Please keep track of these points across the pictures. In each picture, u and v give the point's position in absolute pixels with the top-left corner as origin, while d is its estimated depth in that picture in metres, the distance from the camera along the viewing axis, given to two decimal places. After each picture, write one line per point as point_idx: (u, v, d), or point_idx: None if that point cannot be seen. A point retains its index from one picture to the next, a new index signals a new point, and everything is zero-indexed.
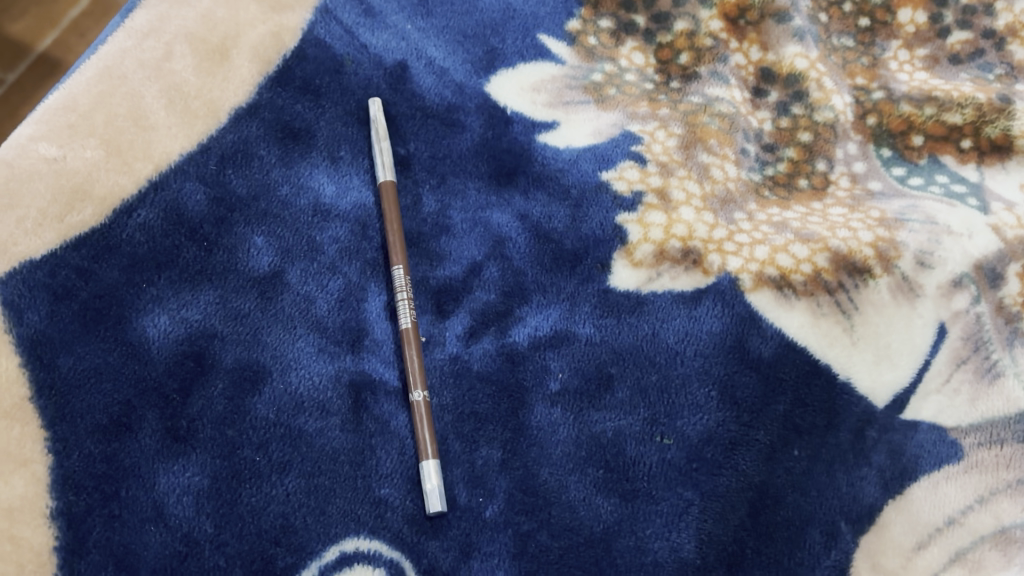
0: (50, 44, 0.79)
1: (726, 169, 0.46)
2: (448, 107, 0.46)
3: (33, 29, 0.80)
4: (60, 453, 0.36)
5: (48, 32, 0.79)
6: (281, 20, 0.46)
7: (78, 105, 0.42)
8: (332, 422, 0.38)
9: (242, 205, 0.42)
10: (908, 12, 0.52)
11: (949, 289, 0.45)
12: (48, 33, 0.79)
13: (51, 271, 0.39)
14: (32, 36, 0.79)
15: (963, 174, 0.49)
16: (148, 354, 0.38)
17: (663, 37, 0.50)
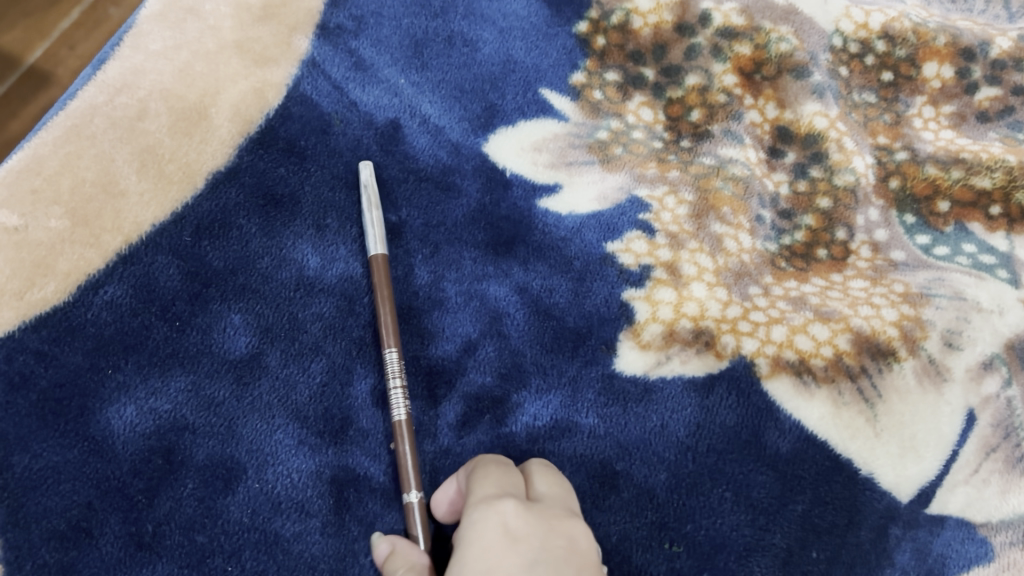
0: (40, 56, 0.61)
1: (740, 240, 0.43)
2: (444, 170, 0.43)
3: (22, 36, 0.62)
4: (12, 565, 0.32)
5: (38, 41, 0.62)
6: (265, 75, 0.43)
7: (43, 168, 0.39)
8: (312, 525, 0.35)
9: (218, 280, 0.38)
10: (934, 66, 0.49)
11: (978, 372, 0.42)
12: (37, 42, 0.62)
13: (6, 356, 0.35)
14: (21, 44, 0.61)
15: (992, 243, 0.46)
16: (112, 449, 0.35)
17: (673, 93, 0.47)
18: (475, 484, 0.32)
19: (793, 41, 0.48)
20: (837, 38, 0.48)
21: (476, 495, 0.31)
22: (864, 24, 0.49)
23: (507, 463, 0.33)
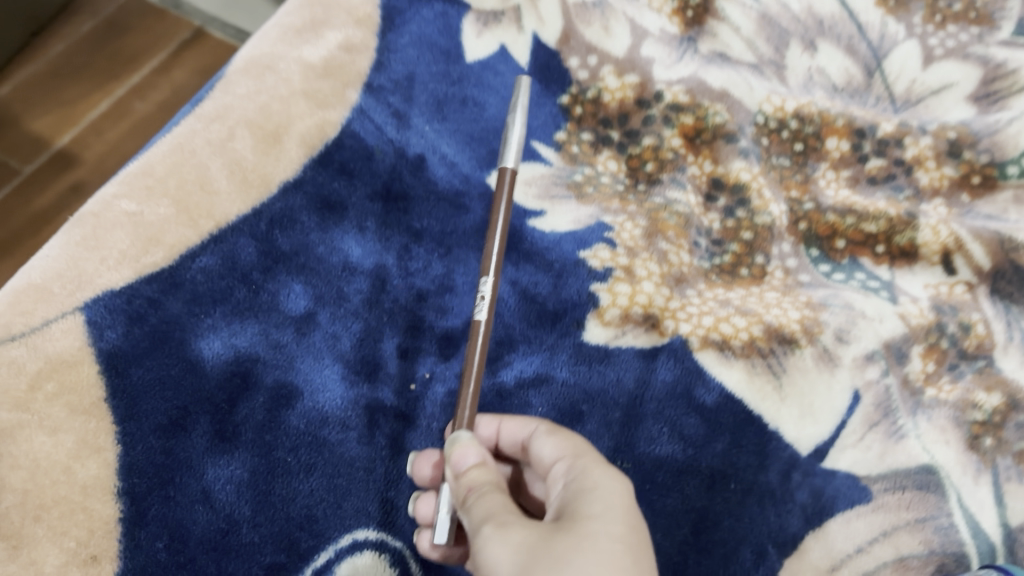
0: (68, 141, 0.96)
1: (681, 255, 0.57)
2: (456, 193, 0.56)
3: (52, 125, 0.97)
4: (128, 444, 0.43)
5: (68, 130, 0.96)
6: (325, 115, 0.56)
7: (154, 171, 0.52)
8: (351, 436, 0.46)
9: (284, 258, 0.51)
10: (834, 140, 0.62)
11: (863, 361, 0.54)
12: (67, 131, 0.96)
13: (127, 298, 0.47)
14: (52, 133, 0.96)
15: (877, 273, 0.58)
16: (204, 370, 0.46)
17: (633, 150, 0.61)
18: (575, 446, 0.40)
19: (726, 115, 0.62)
20: (760, 115, 0.63)
21: (597, 460, 0.39)
22: (781, 107, 0.63)
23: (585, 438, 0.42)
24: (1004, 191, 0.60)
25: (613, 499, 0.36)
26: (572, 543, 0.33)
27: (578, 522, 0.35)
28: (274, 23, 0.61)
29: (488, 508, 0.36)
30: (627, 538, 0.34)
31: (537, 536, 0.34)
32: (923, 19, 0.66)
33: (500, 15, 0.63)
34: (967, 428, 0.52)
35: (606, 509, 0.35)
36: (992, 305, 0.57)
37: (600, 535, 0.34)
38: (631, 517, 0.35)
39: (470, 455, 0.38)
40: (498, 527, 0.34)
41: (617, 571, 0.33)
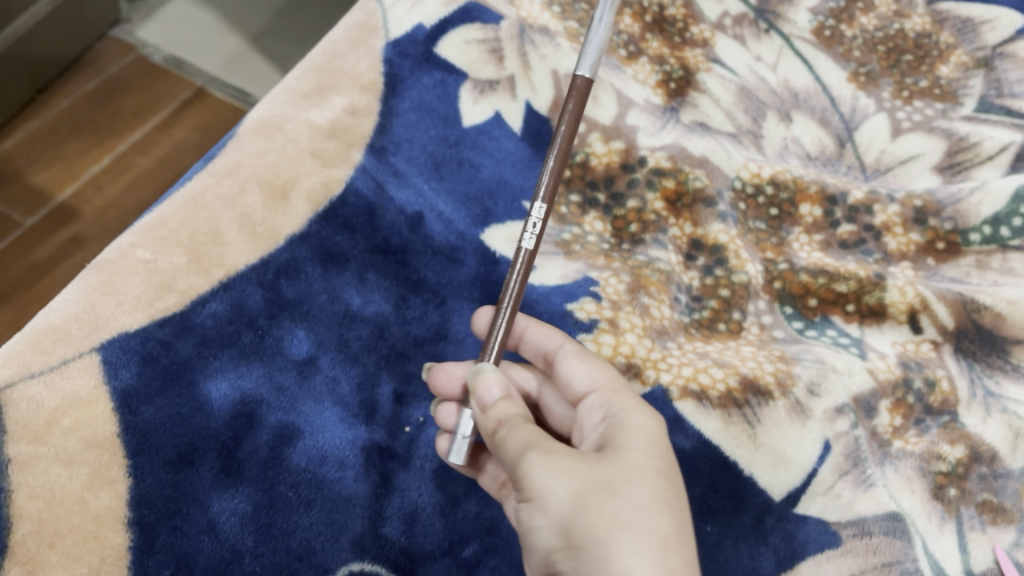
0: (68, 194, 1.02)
1: (662, 310, 0.60)
2: (452, 247, 0.60)
3: (53, 179, 1.03)
4: (138, 477, 0.46)
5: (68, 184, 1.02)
6: (331, 173, 0.60)
7: (168, 222, 0.55)
8: (348, 474, 0.49)
9: (289, 306, 0.54)
10: (807, 207, 0.66)
11: (833, 414, 0.56)
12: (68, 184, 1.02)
13: (141, 340, 0.50)
14: (53, 185, 1.02)
15: (848, 330, 0.61)
16: (211, 409, 0.49)
17: (618, 211, 0.65)
18: (607, 381, 0.46)
19: (704, 180, 0.66)
20: (737, 181, 0.67)
21: (627, 395, 0.44)
22: (757, 173, 0.67)
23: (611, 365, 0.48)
24: (967, 254, 0.64)
25: (647, 435, 0.41)
26: (618, 472, 0.37)
27: (616, 454, 0.39)
28: (283, 87, 0.65)
29: (529, 436, 0.39)
30: (661, 468, 0.39)
31: (584, 465, 0.38)
32: (891, 94, 0.72)
33: (495, 84, 0.68)
34: (932, 478, 0.55)
35: (637, 442, 0.40)
36: (956, 363, 0.60)
37: (641, 467, 0.38)
38: (660, 450, 0.40)
39: (494, 390, 0.42)
40: (544, 453, 0.38)
41: (650, 508, 0.36)
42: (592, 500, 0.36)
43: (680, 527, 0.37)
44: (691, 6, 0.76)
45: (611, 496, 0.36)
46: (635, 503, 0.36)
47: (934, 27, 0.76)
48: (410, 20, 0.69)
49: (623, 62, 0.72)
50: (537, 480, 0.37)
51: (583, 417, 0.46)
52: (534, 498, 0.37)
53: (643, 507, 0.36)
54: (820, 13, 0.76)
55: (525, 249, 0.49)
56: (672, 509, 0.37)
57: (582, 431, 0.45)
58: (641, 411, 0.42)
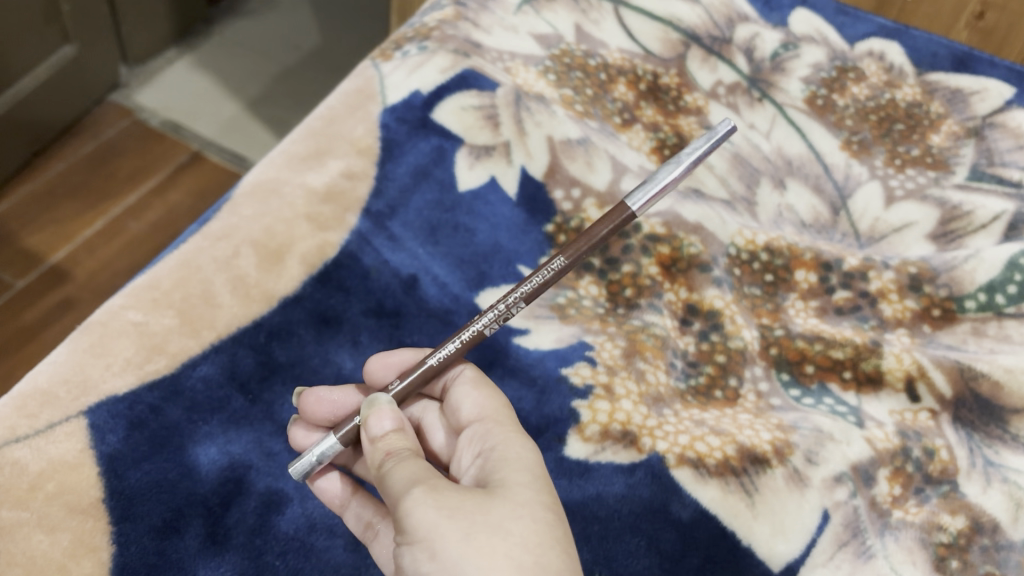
0: (60, 257, 1.10)
1: (658, 375, 0.60)
2: (446, 310, 0.59)
3: (47, 243, 1.11)
4: (122, 545, 0.45)
5: (61, 247, 1.10)
6: (326, 236, 0.61)
7: (161, 284, 0.56)
8: (337, 542, 0.48)
9: (281, 370, 0.54)
10: (802, 273, 0.66)
11: (832, 482, 0.55)
12: (60, 248, 1.11)
13: (130, 404, 0.50)
14: (46, 249, 1.10)
15: (845, 398, 0.60)
16: (199, 474, 0.48)
17: (613, 276, 0.65)
18: (489, 410, 0.46)
19: (699, 246, 0.66)
20: (732, 248, 0.67)
21: (508, 426, 0.45)
22: (752, 240, 0.67)
23: (499, 392, 0.48)
24: (963, 322, 0.63)
25: (534, 469, 0.42)
26: (507, 510, 0.39)
27: (502, 491, 0.40)
28: (281, 151, 0.66)
29: (412, 474, 0.40)
30: (546, 503, 0.40)
31: (471, 503, 0.39)
32: (884, 162, 0.72)
33: (491, 150, 0.68)
34: (934, 550, 0.53)
35: (522, 476, 0.41)
36: (955, 432, 0.59)
37: (530, 502, 0.40)
38: (545, 484, 0.41)
39: (386, 422, 0.44)
40: (429, 494, 0.39)
41: (542, 545, 0.38)
42: (480, 540, 0.37)
43: (568, 562, 0.38)
44: (685, 76, 0.77)
45: (498, 534, 0.37)
46: (525, 540, 0.38)
47: (924, 97, 0.76)
48: (408, 86, 0.70)
49: (618, 129, 0.72)
50: (423, 522, 0.38)
51: (464, 444, 0.46)
52: (419, 540, 0.38)
53: (533, 544, 0.38)
54: (812, 82, 0.77)
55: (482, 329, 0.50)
56: (559, 544, 0.39)
57: (463, 461, 0.46)
58: (527, 446, 0.44)
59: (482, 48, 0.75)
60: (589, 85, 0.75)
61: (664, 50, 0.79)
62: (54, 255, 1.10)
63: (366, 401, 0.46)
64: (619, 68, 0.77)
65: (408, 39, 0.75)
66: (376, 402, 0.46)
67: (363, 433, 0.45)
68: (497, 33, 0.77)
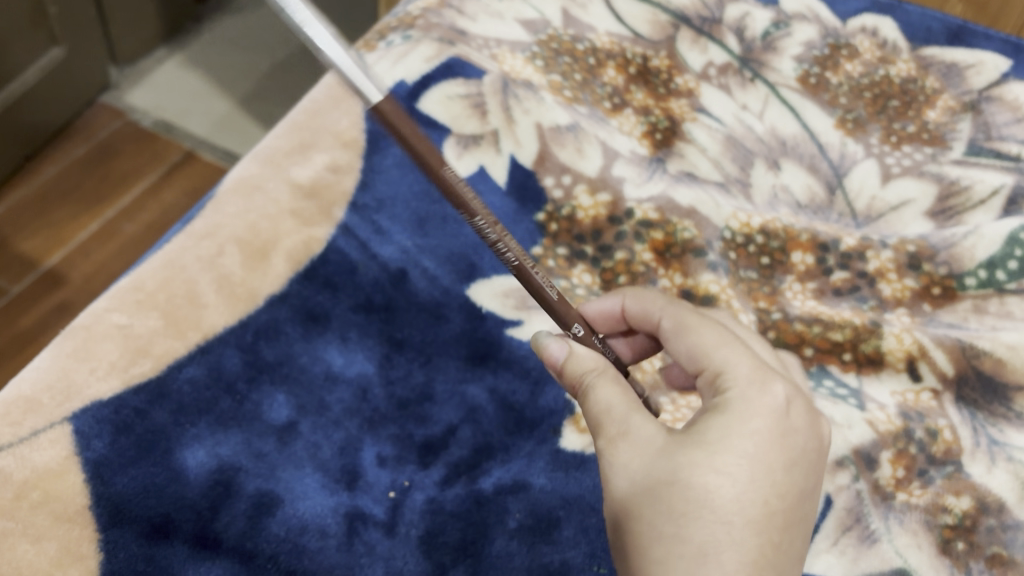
0: (55, 262, 1.09)
1: (653, 362, 0.59)
2: (436, 303, 0.58)
3: (41, 248, 1.10)
4: (109, 553, 0.45)
5: (55, 252, 1.10)
6: (312, 232, 0.60)
7: (144, 286, 0.55)
8: (330, 543, 0.47)
9: (268, 368, 0.53)
10: (799, 254, 0.65)
11: (832, 466, 0.54)
12: (54, 253, 1.10)
13: (115, 408, 0.49)
14: (40, 255, 1.09)
15: (845, 379, 0.59)
16: (187, 478, 0.48)
17: (606, 263, 0.64)
18: (708, 349, 0.41)
19: (693, 231, 0.65)
20: (727, 231, 0.65)
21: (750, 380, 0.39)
22: (747, 223, 0.66)
23: (710, 318, 0.42)
24: (964, 299, 0.62)
25: (741, 426, 0.37)
26: (706, 479, 0.36)
27: (701, 456, 0.37)
28: (265, 146, 0.65)
29: (608, 407, 0.40)
30: (741, 475, 0.36)
31: (670, 470, 0.37)
32: (880, 140, 0.71)
33: (479, 139, 0.68)
34: (939, 532, 0.52)
35: (726, 437, 0.37)
36: (958, 411, 0.58)
37: (734, 476, 0.36)
38: (748, 448, 0.37)
39: (556, 352, 0.43)
40: (614, 438, 0.39)
41: (743, 524, 0.35)
42: (673, 523, 0.36)
43: (780, 540, 0.36)
44: (675, 57, 0.76)
45: (685, 515, 0.36)
46: (717, 519, 0.35)
47: (919, 72, 0.75)
48: (392, 76, 0.69)
49: (609, 114, 0.71)
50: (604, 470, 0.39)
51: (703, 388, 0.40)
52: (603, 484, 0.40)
53: (706, 534, 0.35)
54: (804, 60, 0.76)
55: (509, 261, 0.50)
56: (749, 527, 0.35)
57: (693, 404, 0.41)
58: (758, 394, 0.38)
59: (468, 35, 0.74)
60: (577, 70, 0.74)
61: (653, 32, 0.77)
62: (49, 260, 1.09)
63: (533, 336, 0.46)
64: (608, 52, 0.75)
65: (391, 29, 0.74)
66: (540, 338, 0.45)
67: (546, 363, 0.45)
68: (482, 19, 0.75)
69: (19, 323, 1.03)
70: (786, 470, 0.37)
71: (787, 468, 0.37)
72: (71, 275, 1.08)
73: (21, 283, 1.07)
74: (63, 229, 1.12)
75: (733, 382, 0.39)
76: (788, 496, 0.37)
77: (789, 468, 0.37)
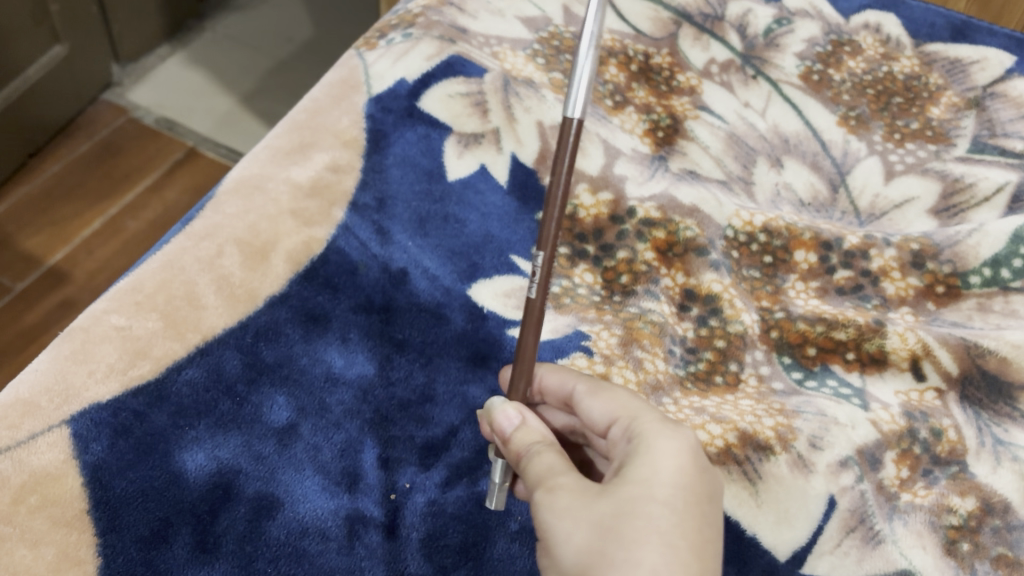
0: (59, 259, 1.09)
1: (656, 363, 0.58)
2: (437, 304, 0.58)
3: (44, 245, 1.10)
4: (108, 557, 0.45)
5: (59, 249, 1.09)
6: (312, 232, 0.60)
7: (144, 287, 0.54)
8: (330, 546, 0.47)
9: (268, 370, 0.53)
10: (802, 253, 0.64)
11: (837, 467, 0.54)
12: (59, 250, 1.09)
13: (114, 411, 0.49)
14: (44, 252, 1.09)
15: (848, 379, 0.59)
16: (186, 481, 0.48)
17: (608, 262, 0.63)
18: (623, 402, 0.43)
19: (696, 229, 0.64)
20: (729, 229, 0.65)
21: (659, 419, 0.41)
22: (749, 221, 0.65)
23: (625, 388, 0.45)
24: (968, 298, 0.62)
25: (668, 462, 0.39)
26: (646, 510, 0.37)
27: (637, 489, 0.37)
28: (264, 146, 0.64)
29: (538, 473, 0.40)
30: (675, 505, 0.37)
31: (608, 506, 0.37)
32: (883, 137, 0.71)
33: (480, 137, 0.67)
34: (944, 533, 0.52)
35: (657, 471, 0.38)
36: (963, 411, 0.57)
37: (672, 504, 0.37)
38: (680, 479, 0.38)
39: (511, 417, 0.43)
40: (546, 490, 0.39)
41: (688, 548, 0.36)
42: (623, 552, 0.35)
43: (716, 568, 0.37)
44: (677, 55, 0.76)
45: (632, 543, 0.35)
46: (664, 544, 0.36)
47: (922, 69, 0.75)
48: (393, 75, 0.69)
49: (610, 112, 0.71)
50: (540, 523, 0.38)
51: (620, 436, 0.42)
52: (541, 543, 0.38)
53: (658, 557, 0.35)
54: (807, 58, 0.75)
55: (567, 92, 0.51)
56: (692, 551, 0.36)
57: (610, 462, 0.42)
58: (676, 434, 0.40)
59: (468, 33, 0.73)
60: None
61: (654, 29, 0.77)
62: (53, 257, 1.09)
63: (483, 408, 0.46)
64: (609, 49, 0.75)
65: (392, 27, 0.73)
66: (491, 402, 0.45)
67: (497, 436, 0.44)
68: (483, 17, 0.75)
69: (22, 320, 1.03)
70: (712, 502, 0.39)
71: (711, 501, 0.38)
72: (75, 272, 1.08)
73: (26, 280, 1.06)
74: (67, 226, 1.12)
75: (650, 426, 0.41)
76: (716, 528, 0.38)
77: (713, 502, 0.39)
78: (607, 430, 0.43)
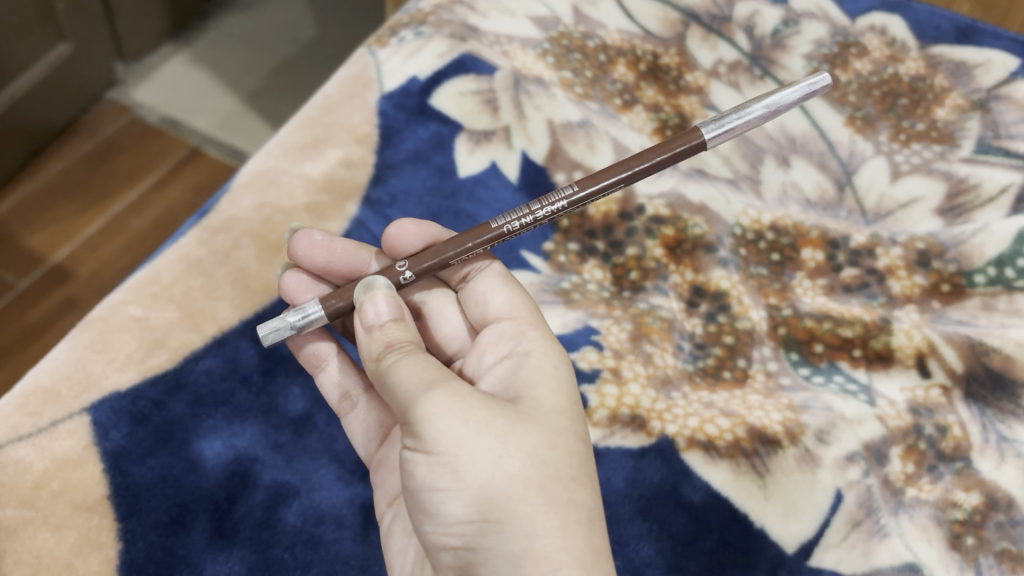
0: (62, 256, 1.09)
1: (665, 358, 0.60)
2: None
3: (47, 243, 1.10)
4: (128, 542, 0.46)
5: (62, 247, 1.10)
6: (325, 226, 0.61)
7: (161, 279, 0.56)
8: (345, 534, 0.47)
9: (284, 360, 0.53)
10: (809, 251, 0.65)
11: (844, 462, 0.54)
12: (62, 248, 1.10)
13: (133, 399, 0.50)
14: (47, 250, 1.10)
15: (855, 375, 0.59)
16: (204, 469, 0.48)
17: (617, 259, 0.64)
18: (521, 307, 0.51)
19: (704, 226, 0.66)
20: (737, 228, 0.66)
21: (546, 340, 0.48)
22: (757, 219, 0.66)
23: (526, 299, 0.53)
24: (973, 296, 0.62)
25: (547, 386, 0.45)
26: (551, 438, 0.42)
27: (535, 416, 0.43)
28: (278, 141, 0.65)
29: (421, 379, 0.41)
30: (567, 430, 0.43)
31: (509, 425, 0.41)
32: (889, 138, 0.71)
33: (491, 135, 0.67)
34: (949, 527, 0.52)
35: (542, 396, 0.44)
36: (966, 408, 0.57)
37: (563, 431, 0.43)
38: (560, 405, 0.44)
39: (381, 310, 0.46)
40: (449, 397, 0.41)
41: (585, 476, 0.42)
42: (545, 483, 0.40)
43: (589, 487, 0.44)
44: (685, 55, 0.76)
45: (556, 479, 0.41)
46: (570, 469, 0.42)
47: (928, 70, 0.75)
48: (405, 72, 0.70)
49: (619, 110, 0.72)
50: (445, 433, 0.40)
51: (489, 341, 0.51)
52: (440, 454, 0.40)
53: (569, 486, 0.41)
54: (814, 58, 0.76)
55: (702, 140, 0.54)
56: (583, 475, 0.42)
57: (488, 357, 0.50)
58: (544, 359, 0.47)
59: (479, 32, 0.74)
60: (588, 67, 0.74)
61: (663, 29, 0.78)
62: (56, 254, 1.10)
63: (362, 284, 0.48)
64: (618, 49, 0.76)
65: (403, 25, 0.74)
66: (373, 289, 0.48)
67: (359, 319, 0.47)
68: (493, 16, 0.76)
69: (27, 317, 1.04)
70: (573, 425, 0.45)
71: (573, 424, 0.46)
72: (78, 270, 1.08)
73: (30, 277, 1.07)
74: (71, 223, 1.13)
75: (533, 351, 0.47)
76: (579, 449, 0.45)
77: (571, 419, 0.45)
78: (500, 329, 0.50)
